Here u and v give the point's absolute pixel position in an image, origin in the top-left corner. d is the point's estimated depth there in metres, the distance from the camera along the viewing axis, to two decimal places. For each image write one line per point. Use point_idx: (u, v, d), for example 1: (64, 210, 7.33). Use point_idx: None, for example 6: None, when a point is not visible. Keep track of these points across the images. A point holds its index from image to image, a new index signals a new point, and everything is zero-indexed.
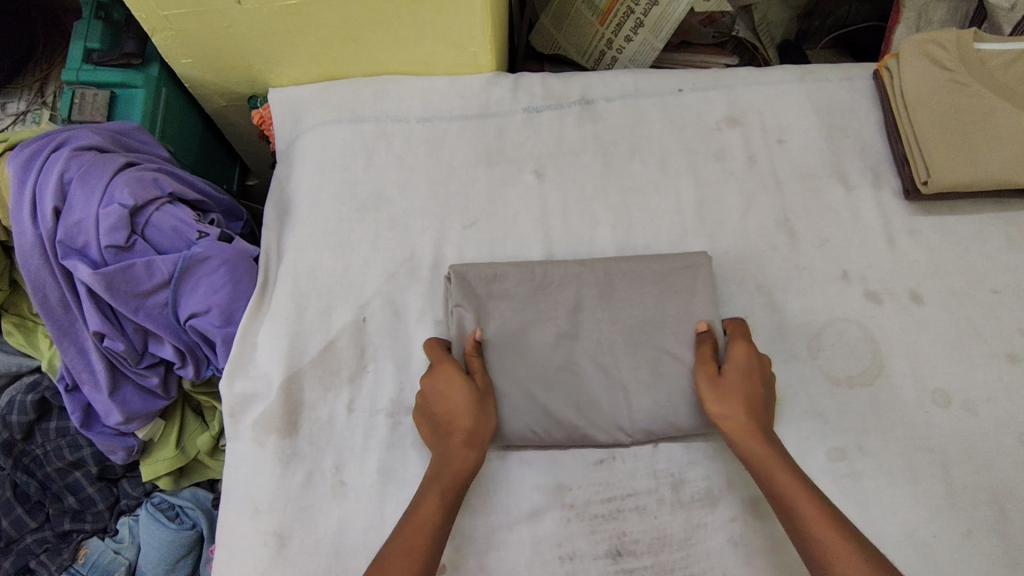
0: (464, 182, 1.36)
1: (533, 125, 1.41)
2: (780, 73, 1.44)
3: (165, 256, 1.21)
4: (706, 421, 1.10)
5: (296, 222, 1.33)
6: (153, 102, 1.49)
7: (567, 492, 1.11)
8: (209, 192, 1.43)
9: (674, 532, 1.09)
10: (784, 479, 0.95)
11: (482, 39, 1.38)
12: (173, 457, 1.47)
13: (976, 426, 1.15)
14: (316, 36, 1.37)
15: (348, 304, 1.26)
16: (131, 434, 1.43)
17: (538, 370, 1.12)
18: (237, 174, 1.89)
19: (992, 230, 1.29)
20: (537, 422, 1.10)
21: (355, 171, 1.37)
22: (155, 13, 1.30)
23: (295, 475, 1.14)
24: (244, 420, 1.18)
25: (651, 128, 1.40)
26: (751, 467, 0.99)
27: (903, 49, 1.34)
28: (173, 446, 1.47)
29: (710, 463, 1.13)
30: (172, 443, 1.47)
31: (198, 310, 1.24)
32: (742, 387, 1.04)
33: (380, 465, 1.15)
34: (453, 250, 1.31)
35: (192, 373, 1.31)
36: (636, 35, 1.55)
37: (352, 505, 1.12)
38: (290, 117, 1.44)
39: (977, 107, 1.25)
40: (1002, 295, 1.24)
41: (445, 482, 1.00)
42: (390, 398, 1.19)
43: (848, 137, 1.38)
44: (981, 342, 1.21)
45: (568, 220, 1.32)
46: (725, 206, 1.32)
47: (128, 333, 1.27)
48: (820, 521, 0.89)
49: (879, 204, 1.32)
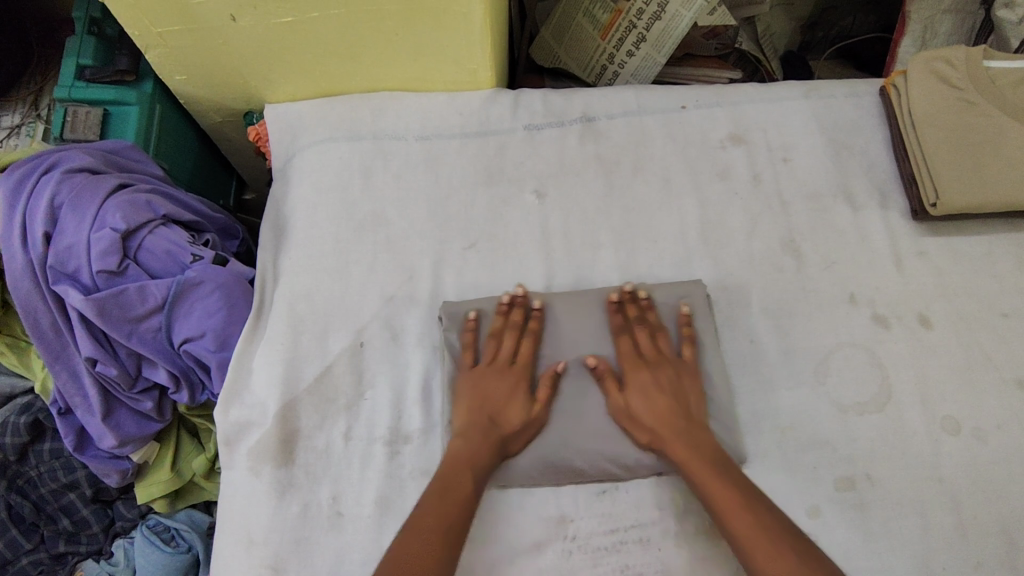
0: (463, 202, 1.33)
1: (534, 143, 1.38)
2: (785, 90, 1.41)
3: (158, 281, 1.19)
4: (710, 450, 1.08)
5: (292, 244, 1.31)
6: (148, 119, 1.47)
7: (569, 523, 1.09)
8: (202, 212, 1.41)
9: (679, 565, 1.06)
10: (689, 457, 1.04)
11: (481, 55, 1.35)
12: (168, 480, 1.45)
13: (986, 453, 1.13)
14: (314, 52, 1.34)
15: (346, 328, 1.23)
16: (126, 457, 1.41)
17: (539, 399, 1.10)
18: (234, 189, 1.87)
19: (1001, 251, 1.27)
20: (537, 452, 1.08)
21: (353, 192, 1.34)
22: (148, 30, 1.28)
23: (291, 506, 1.11)
24: (239, 449, 1.16)
25: (654, 146, 1.37)
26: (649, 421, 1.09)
27: (911, 66, 1.31)
28: (169, 469, 1.45)
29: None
30: (168, 466, 1.44)
31: (192, 335, 1.21)
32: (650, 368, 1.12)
33: (378, 496, 1.12)
34: (452, 272, 1.28)
35: (186, 398, 1.29)
36: (638, 50, 1.53)
37: (349, 537, 1.10)
38: (286, 134, 1.42)
39: (985, 126, 1.23)
40: (1011, 319, 1.22)
41: (479, 469, 1.04)
42: (387, 425, 1.16)
43: (855, 156, 1.35)
44: (991, 367, 1.18)
45: (570, 241, 1.30)
46: (729, 227, 1.30)
47: (121, 358, 1.24)
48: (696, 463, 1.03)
49: (886, 225, 1.29)
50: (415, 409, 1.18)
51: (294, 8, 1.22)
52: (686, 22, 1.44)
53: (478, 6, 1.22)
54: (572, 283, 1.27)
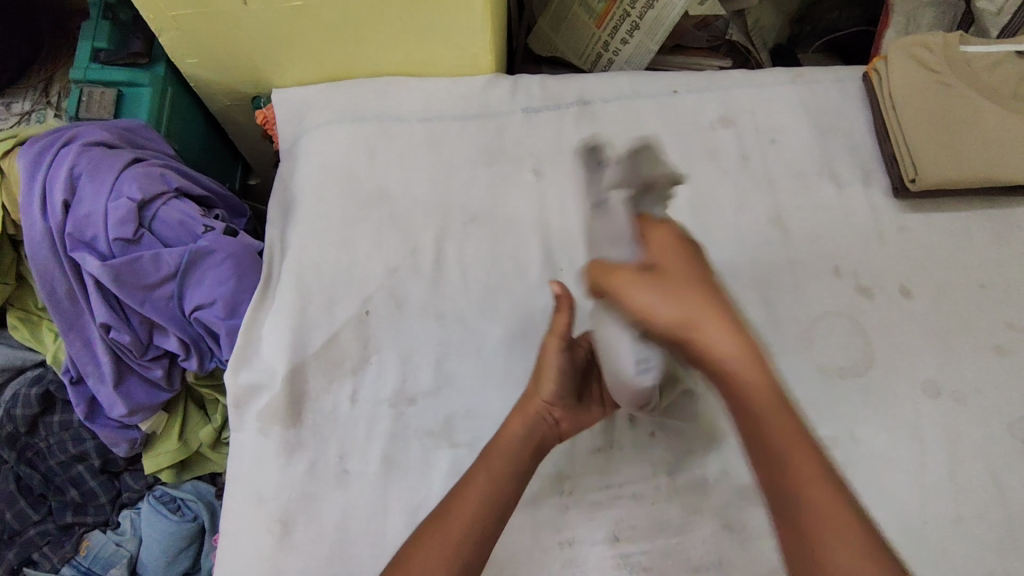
0: (465, 179, 1.39)
1: (533, 124, 1.44)
2: (773, 76, 1.48)
3: (171, 249, 1.24)
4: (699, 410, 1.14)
5: (300, 218, 1.36)
6: (159, 101, 1.52)
7: (566, 479, 1.14)
8: (214, 189, 1.46)
9: (670, 518, 1.11)
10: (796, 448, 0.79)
11: (482, 40, 1.41)
12: (174, 449, 1.49)
13: (964, 415, 1.18)
14: (322, 37, 1.40)
15: (352, 298, 1.28)
16: (135, 427, 1.45)
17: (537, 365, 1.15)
18: (239, 174, 1.92)
19: (979, 226, 1.33)
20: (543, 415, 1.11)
21: (359, 172, 1.40)
22: (163, 13, 1.34)
23: (299, 465, 1.16)
24: (249, 408, 1.20)
25: (648, 128, 1.43)
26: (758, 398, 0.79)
27: (891, 52, 1.38)
28: (176, 439, 1.50)
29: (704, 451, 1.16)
30: (175, 436, 1.49)
31: (203, 302, 1.26)
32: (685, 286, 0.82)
33: (382, 455, 1.17)
34: (453, 245, 1.33)
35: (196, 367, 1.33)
36: (632, 37, 1.60)
37: (355, 493, 1.14)
38: (294, 115, 1.47)
39: (962, 107, 1.29)
40: (988, 290, 1.28)
41: (495, 465, 0.98)
42: (392, 387, 1.21)
43: (839, 137, 1.41)
44: (969, 334, 1.24)
45: (567, 217, 1.35)
46: (719, 203, 1.36)
47: (133, 325, 1.29)
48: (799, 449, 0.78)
49: (869, 202, 1.35)
50: (419, 373, 1.22)
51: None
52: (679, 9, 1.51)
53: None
54: (568, 256, 1.32)
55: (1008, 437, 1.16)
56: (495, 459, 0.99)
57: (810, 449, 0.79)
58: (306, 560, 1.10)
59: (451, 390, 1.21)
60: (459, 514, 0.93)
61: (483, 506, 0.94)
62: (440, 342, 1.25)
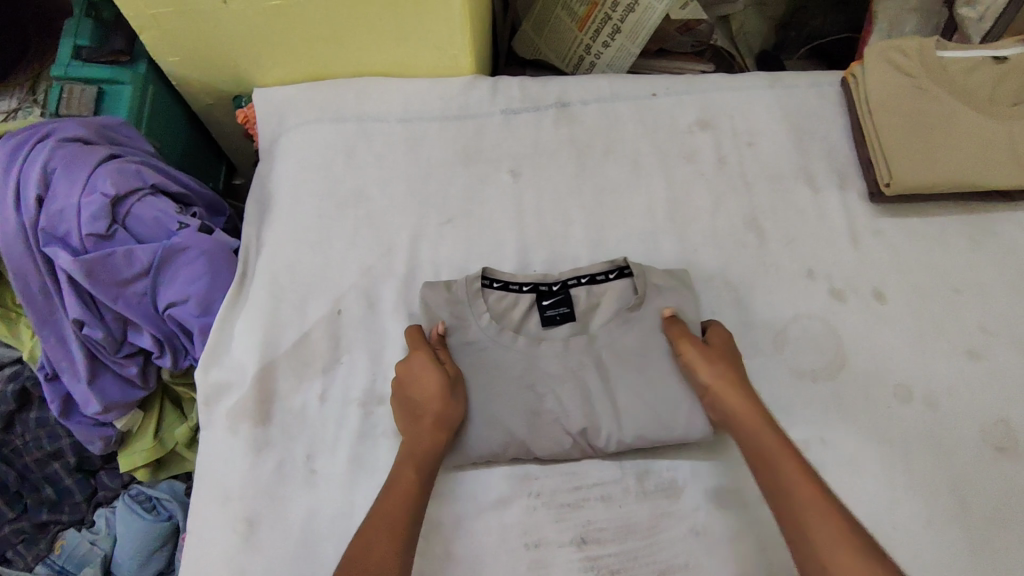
0: (442, 179, 1.39)
1: (511, 125, 1.44)
2: (751, 80, 1.48)
3: (144, 246, 1.24)
4: (669, 413, 1.10)
5: (278, 216, 1.36)
6: (140, 99, 1.52)
7: (534, 480, 1.13)
8: (193, 186, 1.46)
9: (639, 520, 1.10)
10: (792, 471, 0.96)
11: (461, 41, 1.42)
12: (150, 448, 1.49)
13: (936, 419, 1.18)
14: (301, 35, 1.40)
15: (325, 296, 1.28)
16: (110, 425, 1.45)
17: (505, 364, 1.14)
18: (222, 174, 1.92)
19: (954, 231, 1.33)
20: (498, 422, 1.10)
21: (339, 172, 1.40)
22: (143, 12, 1.34)
23: (266, 463, 1.15)
24: (220, 406, 1.20)
25: (626, 130, 1.43)
26: (756, 442, 1.01)
27: (868, 56, 1.38)
28: (152, 438, 1.49)
29: (672, 453, 1.15)
30: (150, 434, 1.48)
31: (176, 299, 1.26)
32: (729, 363, 1.10)
33: (350, 454, 1.16)
34: (428, 245, 1.33)
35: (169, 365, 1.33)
36: (614, 41, 1.60)
37: (322, 492, 1.13)
38: (275, 113, 1.47)
39: (938, 111, 1.29)
40: (963, 294, 1.28)
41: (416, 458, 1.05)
42: (363, 386, 1.21)
43: (816, 142, 1.41)
44: (942, 339, 1.24)
45: (543, 218, 1.35)
46: (695, 206, 1.36)
47: (106, 322, 1.29)
48: (799, 476, 0.96)
49: (845, 205, 1.35)
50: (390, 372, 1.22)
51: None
52: (659, 13, 1.51)
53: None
54: (543, 256, 1.32)
55: (979, 442, 1.16)
56: (421, 455, 1.05)
57: (812, 484, 0.94)
58: (270, 560, 1.09)
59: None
60: (393, 512, 0.98)
61: (410, 495, 1.00)
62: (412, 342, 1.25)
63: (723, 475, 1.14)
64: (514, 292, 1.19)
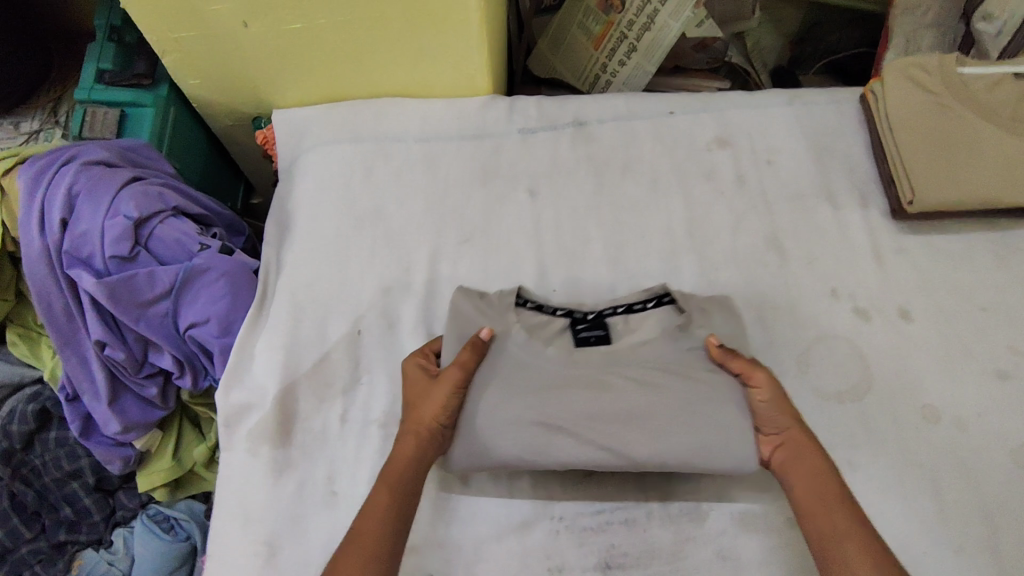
0: (461, 199, 1.39)
1: (529, 144, 1.44)
2: (769, 97, 1.48)
3: (166, 267, 1.24)
4: (706, 439, 1.01)
5: (296, 235, 1.37)
6: (161, 121, 1.54)
7: (556, 503, 1.12)
8: (211, 207, 1.46)
9: (664, 544, 1.09)
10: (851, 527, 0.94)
11: (479, 62, 1.42)
12: (169, 468, 1.48)
13: (965, 441, 1.15)
14: (320, 57, 1.41)
15: (344, 316, 1.28)
16: (129, 445, 1.44)
17: (541, 375, 1.08)
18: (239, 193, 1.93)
19: (979, 249, 1.32)
20: (521, 433, 1.02)
21: (359, 194, 1.40)
22: (166, 36, 1.36)
23: (286, 485, 1.15)
24: (239, 426, 1.20)
25: (644, 149, 1.43)
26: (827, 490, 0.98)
27: (887, 72, 1.37)
28: (171, 458, 1.48)
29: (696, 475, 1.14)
30: (169, 455, 1.48)
31: (198, 320, 1.27)
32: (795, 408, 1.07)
33: (371, 476, 1.15)
34: (447, 265, 1.33)
35: (185, 387, 1.32)
36: (629, 60, 1.60)
37: (342, 515, 1.13)
38: (294, 134, 1.48)
39: (960, 128, 1.28)
40: (989, 313, 1.26)
41: (392, 473, 1.03)
42: (383, 407, 1.20)
43: (836, 159, 1.41)
44: (970, 359, 1.22)
45: (562, 238, 1.35)
46: (714, 224, 1.35)
47: (128, 342, 1.29)
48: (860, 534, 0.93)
49: (867, 223, 1.34)
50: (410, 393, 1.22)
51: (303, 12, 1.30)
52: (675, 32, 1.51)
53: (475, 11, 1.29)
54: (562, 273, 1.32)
55: (1011, 465, 1.13)
56: (391, 471, 1.04)
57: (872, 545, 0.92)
58: None
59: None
60: (363, 519, 0.99)
61: (382, 509, 1.00)
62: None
63: (748, 498, 1.12)
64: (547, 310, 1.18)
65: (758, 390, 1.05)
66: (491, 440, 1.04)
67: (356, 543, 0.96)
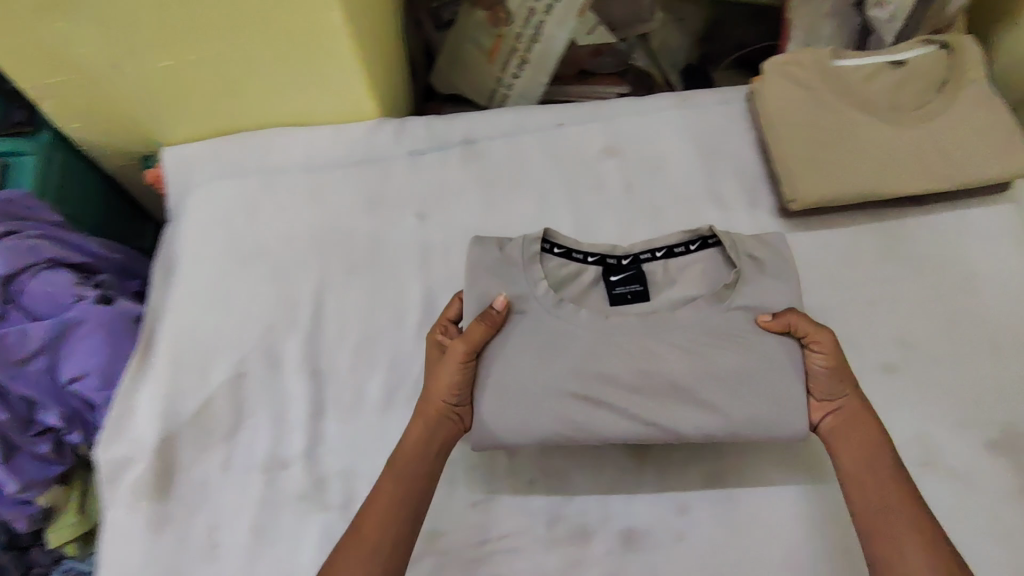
0: (348, 230, 1.37)
1: (417, 167, 1.42)
2: (657, 103, 1.47)
3: (37, 323, 1.22)
4: (765, 413, 0.99)
5: (179, 277, 1.34)
6: (43, 168, 1.50)
7: (439, 538, 1.08)
8: (101, 254, 1.44)
9: (549, 571, 1.05)
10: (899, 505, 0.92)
11: (361, 87, 1.40)
12: (78, 522, 1.45)
13: None
14: (183, 90, 1.37)
15: (228, 359, 1.25)
16: (33, 501, 1.41)
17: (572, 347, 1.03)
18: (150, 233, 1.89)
19: (867, 240, 1.30)
20: (565, 407, 0.99)
21: (242, 228, 1.38)
22: (32, 80, 1.32)
23: (166, 540, 1.12)
24: (117, 487, 1.15)
25: (532, 164, 1.41)
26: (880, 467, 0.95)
27: (764, 71, 1.36)
28: (78, 512, 1.46)
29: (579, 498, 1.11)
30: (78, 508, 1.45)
31: (77, 374, 1.23)
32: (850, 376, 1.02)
33: (252, 524, 1.12)
34: (335, 295, 1.31)
35: (60, 465, 1.30)
36: (523, 72, 1.58)
37: (223, 565, 1.10)
38: (179, 174, 1.45)
39: (837, 124, 1.28)
40: (878, 305, 1.24)
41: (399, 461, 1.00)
42: (264, 453, 1.18)
43: (723, 160, 1.40)
44: (860, 353, 1.19)
45: (449, 262, 1.33)
46: (602, 235, 1.33)
47: (9, 401, 1.22)
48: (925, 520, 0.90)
49: (755, 223, 1.33)
50: (295, 435, 1.19)
51: (154, 45, 1.26)
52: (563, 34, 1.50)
53: (339, 28, 1.25)
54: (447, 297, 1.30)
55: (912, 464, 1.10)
56: (398, 458, 1.00)
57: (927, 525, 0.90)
58: None
59: (327, 450, 1.19)
60: (375, 501, 0.97)
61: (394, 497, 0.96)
62: (318, 399, 1.22)
63: (635, 516, 1.09)
64: (585, 260, 1.14)
65: (819, 352, 1.01)
66: (527, 412, 1.00)
67: (390, 525, 0.94)
